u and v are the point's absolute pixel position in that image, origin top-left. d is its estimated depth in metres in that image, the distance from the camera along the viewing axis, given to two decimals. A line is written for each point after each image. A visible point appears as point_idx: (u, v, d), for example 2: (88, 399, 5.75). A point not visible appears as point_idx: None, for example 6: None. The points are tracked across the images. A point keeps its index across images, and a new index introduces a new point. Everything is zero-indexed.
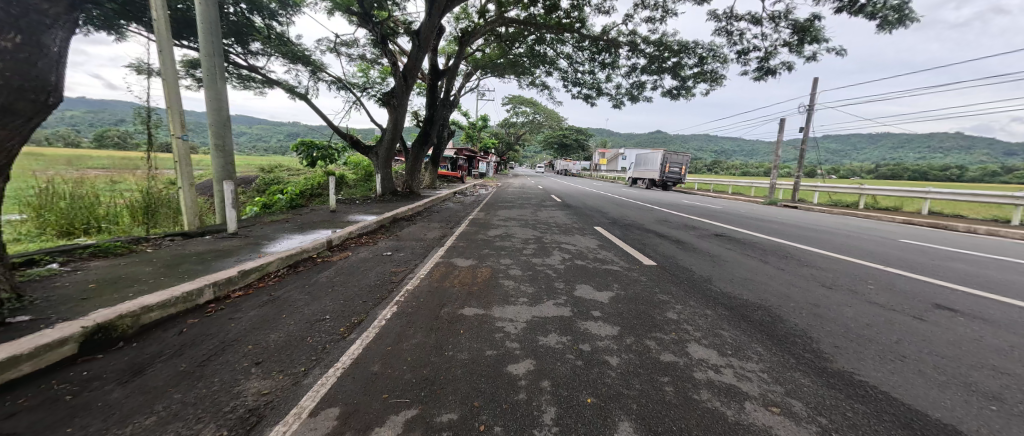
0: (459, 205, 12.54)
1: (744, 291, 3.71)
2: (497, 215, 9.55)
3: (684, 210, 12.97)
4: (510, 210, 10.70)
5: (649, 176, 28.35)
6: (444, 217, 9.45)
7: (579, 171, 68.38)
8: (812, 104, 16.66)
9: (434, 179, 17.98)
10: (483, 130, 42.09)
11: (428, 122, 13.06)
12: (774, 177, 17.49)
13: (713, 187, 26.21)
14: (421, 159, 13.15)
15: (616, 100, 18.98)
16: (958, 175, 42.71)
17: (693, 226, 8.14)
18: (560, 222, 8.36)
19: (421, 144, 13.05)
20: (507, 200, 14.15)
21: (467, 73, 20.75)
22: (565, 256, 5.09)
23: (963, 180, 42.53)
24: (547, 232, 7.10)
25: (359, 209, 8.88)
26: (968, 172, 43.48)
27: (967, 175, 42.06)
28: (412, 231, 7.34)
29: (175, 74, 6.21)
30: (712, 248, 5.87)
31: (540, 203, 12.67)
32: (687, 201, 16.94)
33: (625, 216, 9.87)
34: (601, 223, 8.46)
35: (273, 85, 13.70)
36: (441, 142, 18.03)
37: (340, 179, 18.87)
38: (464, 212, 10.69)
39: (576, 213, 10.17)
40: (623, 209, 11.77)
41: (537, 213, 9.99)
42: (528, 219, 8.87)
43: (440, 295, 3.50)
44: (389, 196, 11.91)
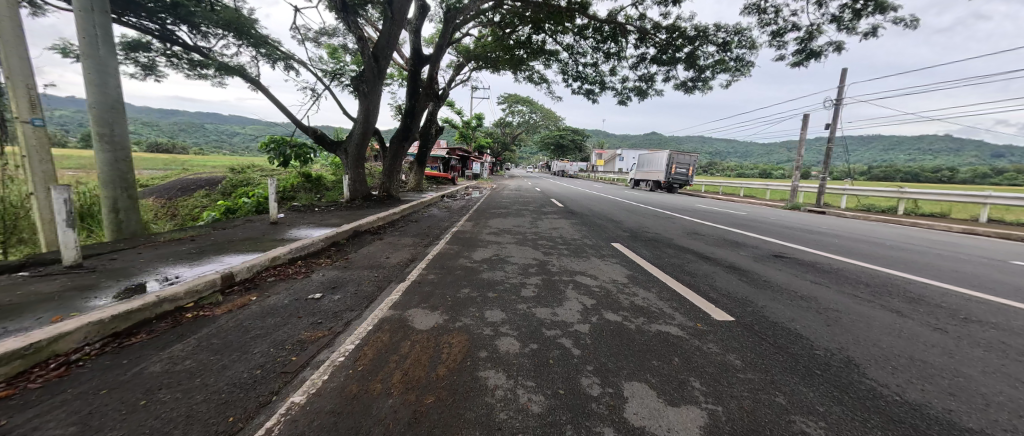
0: (445, 213, 10.66)
1: (948, 401, 1.93)
2: (489, 225, 7.74)
3: (706, 217, 11.26)
4: (504, 219, 8.90)
5: (652, 177, 26.66)
6: (422, 229, 7.58)
7: (576, 172, 66.72)
8: (840, 98, 14.96)
9: (420, 181, 16.09)
10: (477, 129, 40.25)
11: (409, 115, 11.10)
12: (798, 178, 15.85)
13: (721, 190, 24.54)
14: (400, 159, 11.24)
15: (621, 95, 17.32)
16: (949, 176, 42.23)
17: (735, 242, 6.42)
18: (567, 236, 6.59)
19: (400, 141, 11.11)
20: (501, 205, 12.38)
21: (458, 64, 18.95)
22: (586, 302, 3.33)
23: (956, 181, 41.96)
24: (552, 252, 5.35)
25: (314, 219, 7.07)
26: (962, 172, 42.86)
27: (958, 177, 41.60)
28: (374, 251, 5.48)
29: (17, 34, 4.28)
30: (788, 280, 4.14)
31: (539, 210, 10.91)
32: (703, 206, 15.22)
33: (644, 226, 8.13)
34: (618, 237, 6.72)
35: (229, 72, 11.71)
36: (428, 140, 16.12)
37: (315, 182, 16.87)
38: (448, 221, 8.85)
39: (583, 223, 8.41)
40: (637, 216, 10.02)
41: (537, 223, 8.24)
42: (527, 231, 7.11)
43: (350, 432, 1.64)
44: (360, 202, 10.05)
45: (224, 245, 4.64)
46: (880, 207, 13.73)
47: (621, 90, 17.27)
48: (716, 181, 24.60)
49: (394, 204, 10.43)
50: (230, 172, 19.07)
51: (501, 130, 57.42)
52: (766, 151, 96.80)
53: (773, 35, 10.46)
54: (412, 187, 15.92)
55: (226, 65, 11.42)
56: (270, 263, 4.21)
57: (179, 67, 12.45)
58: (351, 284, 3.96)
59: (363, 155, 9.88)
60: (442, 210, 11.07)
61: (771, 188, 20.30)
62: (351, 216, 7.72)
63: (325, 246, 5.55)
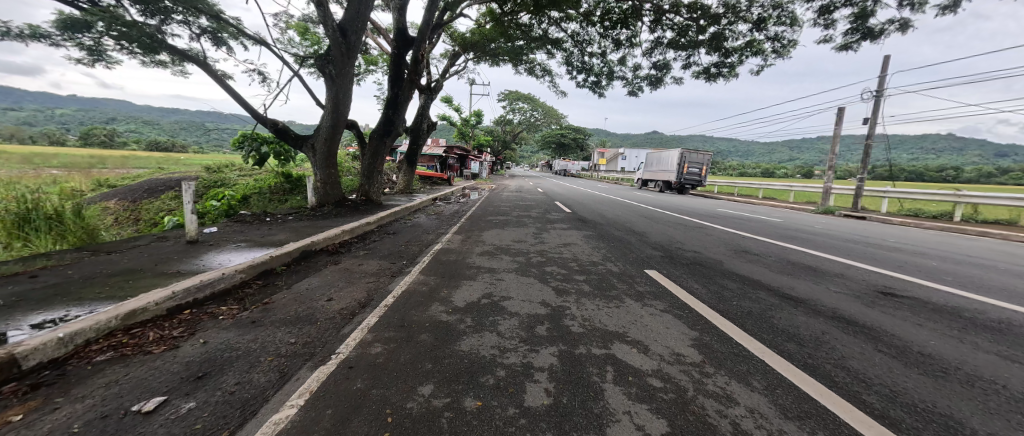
0: (433, 220, 9.04)
1: None
2: (481, 241, 6.13)
3: (738, 224, 9.67)
4: (501, 230, 7.30)
5: (662, 177, 25.02)
6: (398, 246, 5.96)
7: (578, 172, 65.01)
8: (881, 89, 13.30)
9: (409, 181, 14.47)
10: (476, 127, 38.69)
11: (390, 107, 9.38)
12: (832, 178, 14.21)
13: (736, 191, 22.89)
14: (381, 157, 9.60)
15: (633, 86, 15.68)
16: (954, 176, 41.11)
17: (807, 268, 4.80)
18: (583, 259, 5.00)
19: (380, 137, 9.46)
20: (499, 211, 10.76)
21: (452, 54, 17.30)
22: (650, 428, 1.73)
23: (961, 181, 40.91)
24: (567, 289, 3.76)
25: (257, 233, 5.47)
26: (968, 171, 41.75)
27: (964, 176, 40.45)
28: (316, 286, 3.86)
29: None
30: (962, 355, 2.52)
31: (544, 217, 9.31)
32: (726, 211, 13.59)
33: (676, 241, 6.53)
34: (649, 259, 5.13)
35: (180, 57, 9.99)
36: (418, 136, 14.56)
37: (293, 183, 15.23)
38: (435, 232, 7.28)
39: (598, 236, 6.82)
40: (660, 225, 8.41)
41: (541, 236, 6.66)
42: (530, 250, 5.51)
43: None
44: (330, 208, 8.46)
45: (72, 285, 3.05)
46: (931, 211, 12.10)
47: (632, 81, 15.70)
48: (731, 181, 22.93)
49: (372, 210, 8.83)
50: (206, 172, 17.54)
51: (501, 128, 55.81)
52: (772, 149, 94.97)
53: (823, 11, 8.80)
54: (400, 188, 14.32)
55: (174, 49, 9.70)
56: (121, 322, 2.63)
57: (133, 53, 10.87)
58: (240, 363, 2.35)
59: (334, 154, 8.28)
60: (430, 217, 9.46)
61: (794, 190, 18.66)
62: (309, 228, 6.15)
63: (249, 278, 3.94)
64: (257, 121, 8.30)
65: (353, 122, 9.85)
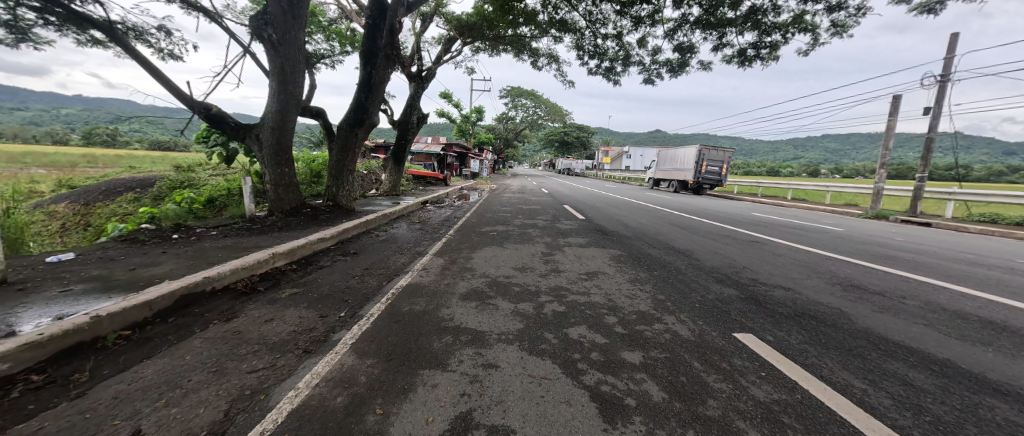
0: (414, 232, 7.22)
1: None
2: (470, 270, 4.28)
3: (793, 234, 7.81)
4: (498, 249, 5.45)
5: (676, 176, 23.08)
6: (348, 278, 4.10)
7: (583, 171, 63.05)
8: (946, 73, 11.36)
9: (396, 181, 12.67)
10: (477, 124, 36.91)
11: (364, 91, 7.52)
12: (886, 178, 12.30)
13: (760, 191, 20.89)
14: (352, 153, 7.74)
15: (650, 72, 13.88)
16: (970, 174, 39.26)
17: (993, 327, 2.94)
18: (627, 311, 3.14)
19: (350, 128, 7.60)
20: (498, 218, 8.89)
21: (447, 39, 15.49)
22: None
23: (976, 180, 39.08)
24: (621, 400, 1.92)
25: (130, 263, 3.64)
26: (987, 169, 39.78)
27: (973, 172, 38.59)
28: (141, 388, 2.02)
29: None
30: None
31: (553, 228, 7.47)
32: (763, 215, 11.69)
33: (743, 267, 4.66)
34: (728, 308, 3.27)
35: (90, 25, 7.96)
36: (407, 131, 12.77)
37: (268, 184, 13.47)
38: (411, 252, 5.45)
39: (633, 259, 4.95)
40: (703, 240, 6.54)
41: (555, 261, 4.80)
42: (539, 288, 3.68)
43: None
44: (281, 217, 6.64)
45: None
46: (1014, 216, 10.19)
47: (649, 68, 13.87)
48: (754, 181, 20.92)
49: (338, 218, 7.01)
50: (174, 171, 15.83)
51: (504, 126, 54.10)
52: (782, 147, 92.54)
53: None
54: (386, 190, 12.51)
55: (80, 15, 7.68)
56: None
57: (69, 31, 9.15)
58: None
59: (286, 147, 6.48)
60: (412, 227, 7.66)
61: (831, 190, 16.65)
62: (226, 250, 4.33)
63: (20, 371, 2.09)
64: (181, 99, 6.31)
65: (320, 110, 8.04)
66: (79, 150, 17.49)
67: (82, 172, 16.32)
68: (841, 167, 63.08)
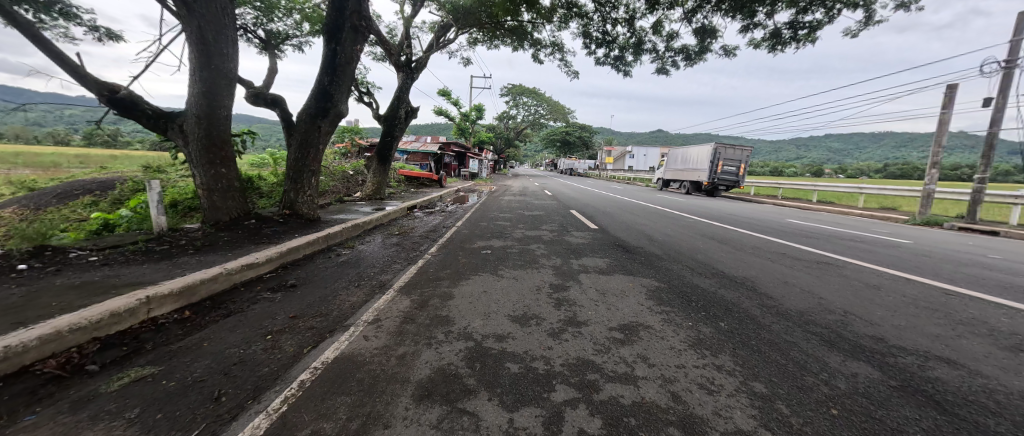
0: (388, 248, 5.77)
1: None
2: (444, 323, 2.82)
3: (859, 248, 6.32)
4: (491, 279, 3.99)
5: (688, 177, 21.55)
6: (250, 339, 2.61)
7: (585, 171, 61.56)
8: (1013, 58, 9.83)
9: (381, 183, 11.23)
10: (476, 122, 35.51)
11: (327, 75, 6.09)
12: (938, 179, 10.81)
13: (780, 192, 19.31)
14: (313, 150, 6.27)
15: (664, 61, 12.39)
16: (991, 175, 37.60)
17: None
18: (721, 434, 1.68)
19: (310, 118, 6.14)
20: (495, 227, 7.42)
21: (439, 26, 14.02)
22: None
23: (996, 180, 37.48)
24: None
25: None
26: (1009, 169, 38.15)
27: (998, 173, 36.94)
28: None
29: None
30: None
31: (562, 243, 6.01)
32: (800, 222, 10.19)
33: (848, 315, 3.18)
34: (898, 423, 1.80)
35: None
36: (392, 127, 11.38)
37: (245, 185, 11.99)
38: (372, 282, 4.00)
39: (680, 299, 3.48)
40: (757, 261, 5.06)
41: (571, 301, 3.34)
42: (553, 369, 2.21)
43: None
44: (214, 228, 5.20)
45: None
46: None
47: (663, 57, 12.35)
48: (775, 181, 19.36)
49: (291, 229, 5.56)
50: (141, 172, 14.43)
51: (505, 125, 52.74)
52: (788, 147, 90.67)
53: None
54: (369, 192, 11.07)
55: None
56: None
57: None
58: None
59: (222, 139, 5.04)
60: (387, 242, 6.20)
61: (864, 192, 15.15)
62: (79, 292, 2.87)
63: None
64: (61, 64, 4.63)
65: (276, 97, 6.58)
66: (68, 150, 16.78)
67: (66, 171, 15.48)
68: (852, 167, 61.42)
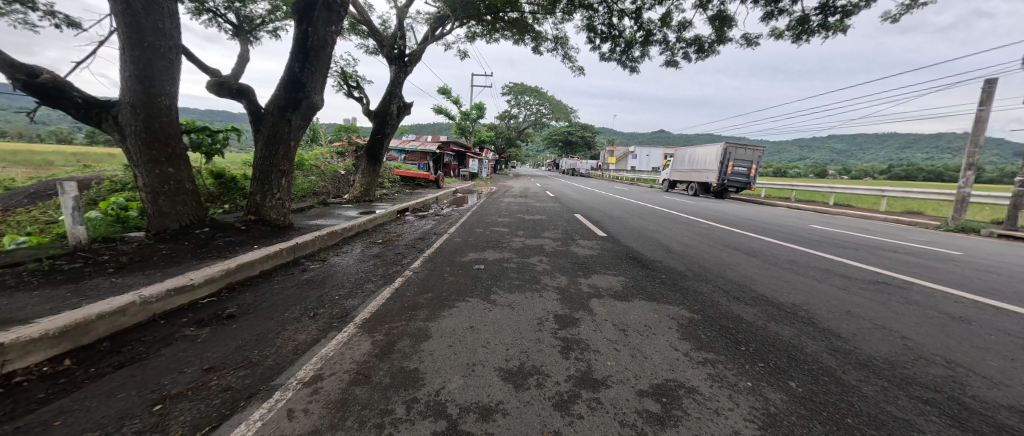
0: (367, 261, 4.97)
1: None
2: (408, 386, 2.02)
3: (910, 262, 5.48)
4: (481, 308, 3.19)
5: (696, 178, 20.69)
6: (123, 415, 1.82)
7: (588, 171, 60.65)
8: None
9: (370, 184, 10.45)
10: (477, 121, 34.72)
11: (298, 60, 5.32)
12: (974, 182, 9.96)
13: (794, 195, 18.43)
14: (284, 147, 5.48)
15: (673, 53, 11.58)
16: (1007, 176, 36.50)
17: None
18: None
19: (278, 110, 5.36)
20: (491, 234, 6.64)
21: (434, 18, 13.20)
22: None
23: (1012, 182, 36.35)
24: None
25: None
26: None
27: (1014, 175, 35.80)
28: None
29: None
30: None
31: (567, 255, 5.21)
32: (825, 227, 9.35)
33: (956, 367, 2.37)
34: None
35: None
36: (384, 124, 10.62)
37: (229, 184, 11.34)
38: (333, 310, 3.20)
39: (725, 340, 2.67)
40: (801, 280, 4.24)
41: (583, 345, 2.55)
42: None
43: None
44: (159, 237, 4.43)
45: None
46: None
47: (672, 47, 11.52)
48: (788, 183, 18.50)
49: (252, 239, 4.78)
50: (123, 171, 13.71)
51: (506, 124, 51.92)
52: (793, 147, 89.52)
53: None
54: (358, 194, 10.28)
55: None
56: None
57: None
58: None
59: (166, 132, 4.30)
60: (368, 252, 5.43)
61: (886, 195, 14.45)
62: None
63: None
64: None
65: (243, 86, 5.79)
66: (71, 149, 16.47)
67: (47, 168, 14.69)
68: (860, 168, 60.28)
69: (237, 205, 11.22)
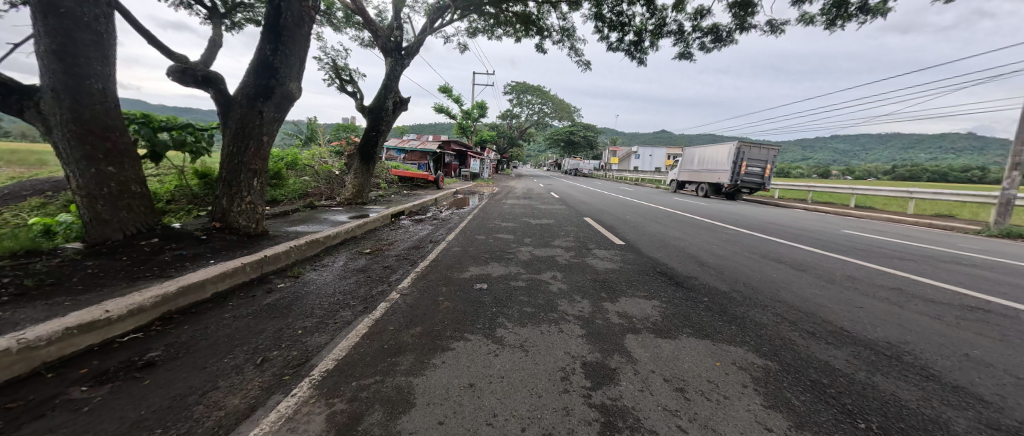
0: (349, 277, 4.18)
1: None
2: None
3: (988, 277, 4.68)
4: (484, 354, 2.40)
5: (707, 179, 19.87)
6: None
7: (591, 171, 59.80)
8: None
9: (364, 184, 9.68)
10: (479, 121, 33.97)
11: (269, 41, 4.57)
12: (1021, 183, 9.17)
13: (811, 196, 17.61)
14: (255, 142, 4.70)
15: (686, 43, 10.67)
16: None
17: None
18: None
19: (248, 100, 4.59)
20: (495, 243, 5.85)
21: (433, 9, 12.47)
22: None
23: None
24: None
25: None
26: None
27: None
28: None
29: None
30: None
31: (585, 270, 4.43)
32: (861, 233, 8.55)
33: None
34: None
35: None
36: (378, 120, 9.86)
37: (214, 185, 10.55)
38: (288, 354, 2.41)
39: (833, 411, 1.87)
40: (878, 305, 3.44)
41: (633, 423, 1.76)
42: None
43: None
44: (96, 249, 3.66)
45: None
46: None
47: (684, 37, 10.58)
48: (804, 184, 17.69)
49: (210, 251, 4.01)
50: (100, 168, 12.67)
51: (508, 123, 51.13)
52: (798, 147, 88.59)
53: None
54: (349, 196, 9.52)
55: None
56: None
57: None
58: None
59: (100, 122, 3.58)
60: (352, 265, 4.64)
61: (913, 197, 13.74)
62: None
63: None
64: None
65: (211, 73, 5.04)
66: None
67: None
68: (867, 168, 59.33)
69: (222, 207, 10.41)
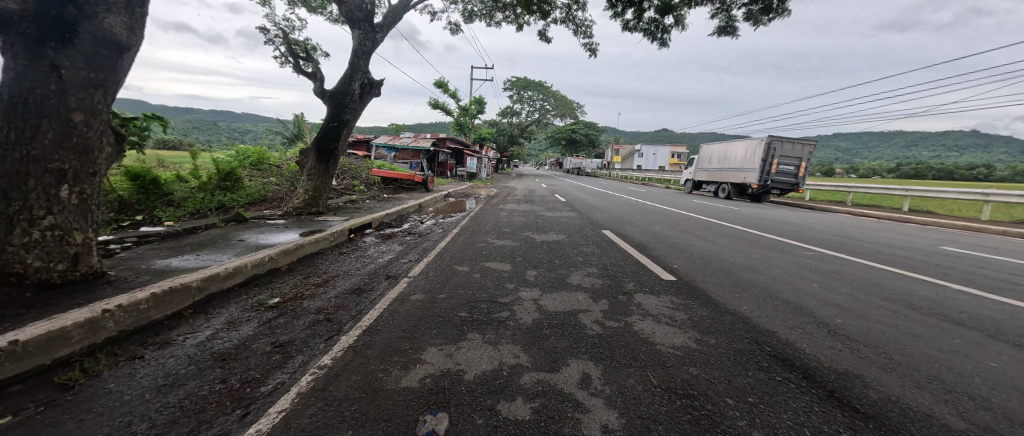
0: (179, 383, 2.10)
1: None
2: None
3: None
4: None
5: (729, 179, 17.79)
6: None
7: (594, 171, 57.70)
8: None
9: (321, 188, 7.66)
10: (477, 117, 31.95)
11: None
12: None
13: (852, 198, 15.48)
14: (53, 123, 2.68)
15: (726, 17, 8.48)
16: None
17: None
18: None
19: (27, 45, 2.58)
20: (481, 283, 3.80)
21: None
22: None
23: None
24: None
25: None
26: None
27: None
28: None
29: None
30: None
31: (638, 357, 2.38)
32: (973, 251, 6.44)
33: None
34: None
35: None
36: (341, 107, 7.83)
37: (149, 189, 8.39)
38: None
39: None
40: None
41: None
42: None
43: None
44: None
45: None
46: None
47: (724, 9, 8.39)
48: (843, 184, 15.54)
49: None
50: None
51: (508, 121, 49.11)
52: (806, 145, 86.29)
53: None
54: (302, 203, 7.48)
55: None
56: None
57: None
58: None
59: None
60: (217, 342, 2.57)
61: (990, 200, 11.40)
62: None
63: None
64: None
65: None
66: None
67: None
68: (880, 166, 57.15)
69: (157, 217, 8.18)
